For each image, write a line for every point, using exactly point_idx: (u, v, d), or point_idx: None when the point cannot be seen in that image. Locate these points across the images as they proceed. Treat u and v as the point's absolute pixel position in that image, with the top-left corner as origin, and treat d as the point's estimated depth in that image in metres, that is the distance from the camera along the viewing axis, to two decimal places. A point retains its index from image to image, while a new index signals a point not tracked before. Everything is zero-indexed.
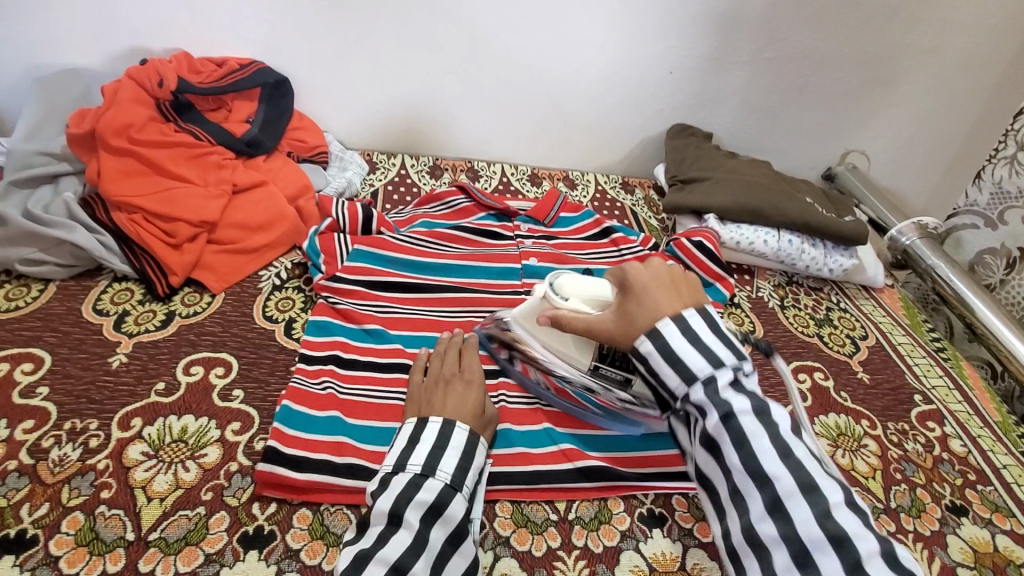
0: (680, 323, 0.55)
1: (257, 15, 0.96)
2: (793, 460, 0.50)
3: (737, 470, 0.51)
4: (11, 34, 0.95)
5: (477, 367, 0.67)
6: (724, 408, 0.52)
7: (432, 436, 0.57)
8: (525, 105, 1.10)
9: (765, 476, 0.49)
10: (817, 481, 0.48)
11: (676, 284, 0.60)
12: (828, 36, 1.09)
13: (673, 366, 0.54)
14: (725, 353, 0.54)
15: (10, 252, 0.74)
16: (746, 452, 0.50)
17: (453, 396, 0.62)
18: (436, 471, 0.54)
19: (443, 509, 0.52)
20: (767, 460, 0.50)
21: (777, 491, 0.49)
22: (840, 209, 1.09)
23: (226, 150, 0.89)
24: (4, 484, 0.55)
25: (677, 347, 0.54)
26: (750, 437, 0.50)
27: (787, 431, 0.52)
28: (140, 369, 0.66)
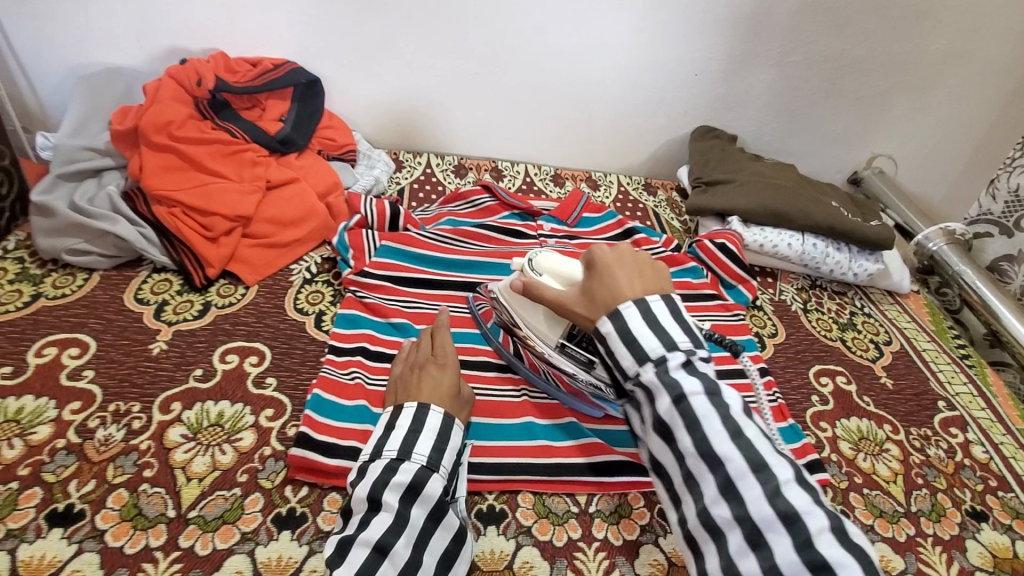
0: (640, 306, 0.55)
1: (291, 17, 0.99)
2: (743, 441, 0.48)
3: (690, 454, 0.49)
4: (59, 33, 0.99)
5: (449, 349, 0.67)
6: (674, 389, 0.50)
7: (407, 421, 0.58)
8: (549, 107, 1.12)
9: (717, 458, 0.48)
10: (768, 461, 0.47)
11: (640, 265, 0.60)
12: (855, 40, 1.08)
13: (628, 347, 0.53)
14: (680, 336, 0.54)
15: (58, 242, 0.78)
16: (698, 435, 0.49)
17: (427, 381, 0.63)
18: (411, 454, 0.55)
19: (421, 489, 0.53)
20: (719, 442, 0.48)
21: (728, 473, 0.47)
22: (866, 213, 1.08)
23: (260, 148, 0.92)
24: (53, 461, 0.58)
25: (634, 328, 0.54)
26: (701, 419, 0.49)
27: (737, 411, 0.50)
28: (179, 356, 0.69)
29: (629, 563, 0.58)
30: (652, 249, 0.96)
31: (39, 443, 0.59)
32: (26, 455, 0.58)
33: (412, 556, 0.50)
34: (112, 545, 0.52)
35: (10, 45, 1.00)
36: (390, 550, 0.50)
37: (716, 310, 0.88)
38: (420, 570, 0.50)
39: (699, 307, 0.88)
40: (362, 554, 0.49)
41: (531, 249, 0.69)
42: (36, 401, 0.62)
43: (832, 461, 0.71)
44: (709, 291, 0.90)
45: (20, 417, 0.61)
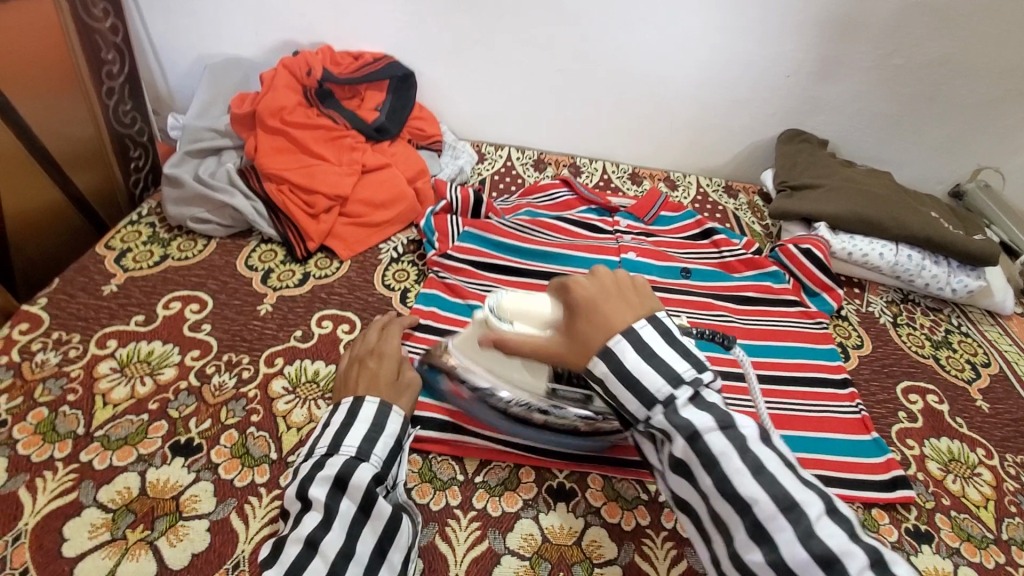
0: (629, 337, 0.51)
1: (391, 14, 1.05)
2: (766, 477, 0.46)
3: (713, 495, 0.47)
4: (190, 27, 1.10)
5: (392, 340, 0.69)
6: (687, 429, 0.48)
7: (341, 416, 0.58)
8: (634, 105, 1.12)
9: (744, 499, 0.45)
10: (795, 496, 0.45)
11: (623, 289, 0.55)
12: (967, 44, 1.02)
13: (630, 389, 0.50)
14: (681, 364, 0.50)
15: (185, 211, 0.87)
16: (719, 476, 0.47)
17: (363, 377, 0.63)
18: (340, 447, 0.55)
19: (348, 479, 0.52)
20: (742, 480, 0.46)
21: (758, 515, 0.45)
22: (969, 227, 1.02)
23: (358, 134, 0.99)
24: (177, 399, 0.65)
25: (631, 366, 0.50)
26: (721, 457, 0.47)
27: (755, 441, 0.48)
28: (282, 318, 0.76)
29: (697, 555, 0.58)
30: (731, 251, 0.94)
31: (165, 383, 0.67)
32: (155, 392, 0.66)
33: (344, 546, 0.49)
34: (224, 476, 0.59)
35: (149, 36, 1.12)
36: (321, 545, 0.49)
37: (797, 317, 0.86)
38: (353, 561, 0.49)
39: (778, 311, 0.86)
40: (294, 551, 0.48)
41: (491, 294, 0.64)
42: (163, 346, 0.71)
43: (918, 480, 0.69)
44: (791, 297, 0.88)
45: (151, 358, 0.69)
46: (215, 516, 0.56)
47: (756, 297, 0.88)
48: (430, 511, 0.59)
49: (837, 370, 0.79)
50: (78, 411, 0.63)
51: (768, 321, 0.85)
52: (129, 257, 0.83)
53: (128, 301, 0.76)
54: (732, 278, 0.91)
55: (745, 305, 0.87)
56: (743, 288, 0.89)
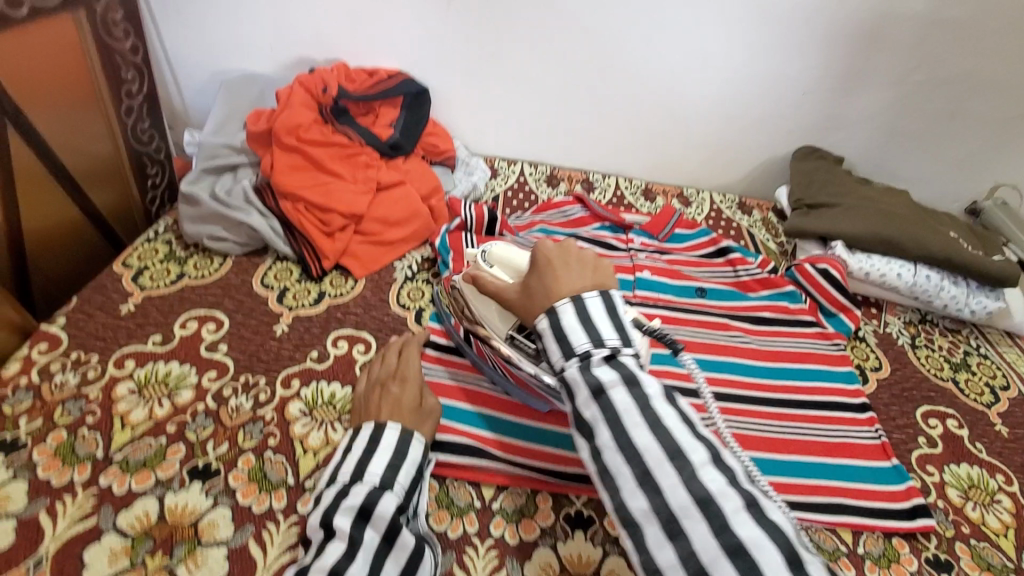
0: (575, 303, 0.50)
1: (407, 32, 1.06)
2: (663, 431, 0.44)
3: (608, 449, 0.45)
4: (208, 43, 1.11)
5: (413, 364, 0.68)
6: (594, 382, 0.46)
7: (363, 443, 0.58)
8: (647, 121, 1.12)
9: (637, 449, 0.44)
10: (685, 448, 0.43)
11: (584, 261, 0.55)
12: (986, 62, 1.01)
13: (558, 342, 0.49)
14: (608, 330, 0.49)
15: (202, 229, 0.88)
16: (618, 428, 0.45)
17: (385, 402, 0.63)
18: (363, 475, 0.55)
19: (372, 509, 0.52)
20: (637, 431, 0.44)
21: (648, 463, 0.43)
22: (988, 247, 1.01)
23: (373, 151, 0.99)
24: (195, 422, 0.65)
25: (566, 321, 0.49)
26: (623, 413, 0.45)
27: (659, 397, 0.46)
28: (298, 338, 0.76)
29: None
30: (747, 270, 0.94)
31: (183, 405, 0.67)
32: (173, 414, 0.66)
33: None
34: (242, 502, 0.59)
35: (166, 51, 1.13)
36: None
37: (814, 338, 0.85)
38: None
39: (795, 332, 0.86)
40: None
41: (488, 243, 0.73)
42: (180, 367, 0.71)
43: (939, 508, 0.68)
44: (808, 318, 0.87)
45: (168, 379, 0.69)
46: (234, 543, 0.56)
47: (772, 317, 0.87)
48: (447, 538, 0.59)
49: (857, 394, 0.78)
50: (97, 434, 0.63)
51: (785, 342, 0.84)
52: (146, 275, 0.83)
53: (145, 320, 0.76)
54: (748, 298, 0.90)
55: (762, 326, 0.86)
56: (759, 308, 0.88)
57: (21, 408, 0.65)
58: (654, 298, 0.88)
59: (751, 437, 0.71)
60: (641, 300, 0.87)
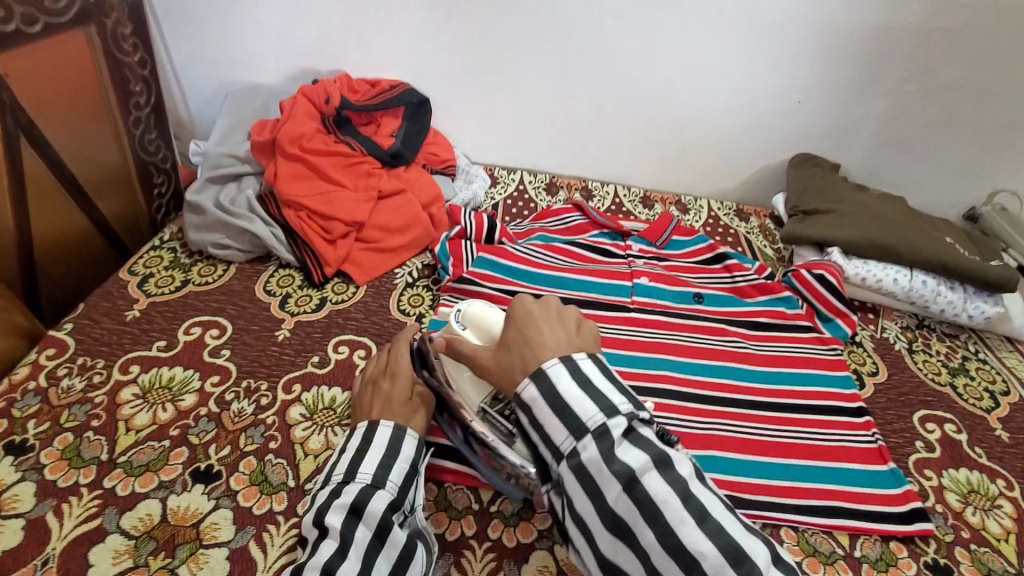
0: (566, 363, 0.51)
1: (409, 44, 1.08)
2: (710, 524, 0.44)
3: (655, 550, 0.44)
4: (214, 56, 1.14)
5: (402, 357, 0.67)
6: (624, 472, 0.46)
7: (355, 443, 0.59)
8: (645, 130, 1.14)
9: (688, 550, 0.43)
10: (739, 543, 0.44)
11: (563, 321, 0.56)
12: (981, 70, 1.02)
13: (559, 416, 0.49)
14: (619, 399, 0.49)
15: (206, 237, 0.89)
16: (662, 527, 0.44)
17: (377, 401, 0.63)
18: (356, 474, 0.55)
19: (364, 506, 0.53)
20: (683, 529, 0.44)
21: (705, 569, 0.43)
22: (985, 252, 1.02)
23: (374, 160, 1.00)
24: (197, 425, 0.66)
25: (566, 393, 0.49)
26: (661, 504, 0.45)
27: (690, 478, 0.47)
28: (299, 344, 0.78)
29: None
30: (744, 276, 0.95)
31: (186, 409, 0.68)
32: (176, 418, 0.67)
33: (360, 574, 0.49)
34: (244, 504, 0.60)
35: (173, 64, 1.16)
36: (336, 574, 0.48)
37: (810, 343, 0.86)
38: None
39: (791, 337, 0.86)
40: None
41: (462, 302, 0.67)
42: (184, 372, 0.72)
43: (937, 512, 0.68)
44: (805, 323, 0.88)
45: (172, 384, 0.71)
46: (235, 544, 0.56)
47: (769, 322, 0.88)
48: (446, 540, 0.59)
49: (853, 398, 0.79)
50: (102, 437, 0.64)
51: (782, 347, 0.85)
52: (151, 282, 0.85)
53: (150, 326, 0.78)
54: (745, 303, 0.91)
55: (759, 331, 0.87)
56: (756, 314, 0.89)
57: (28, 412, 0.66)
58: (651, 303, 0.89)
59: (748, 441, 0.72)
60: (639, 306, 0.88)
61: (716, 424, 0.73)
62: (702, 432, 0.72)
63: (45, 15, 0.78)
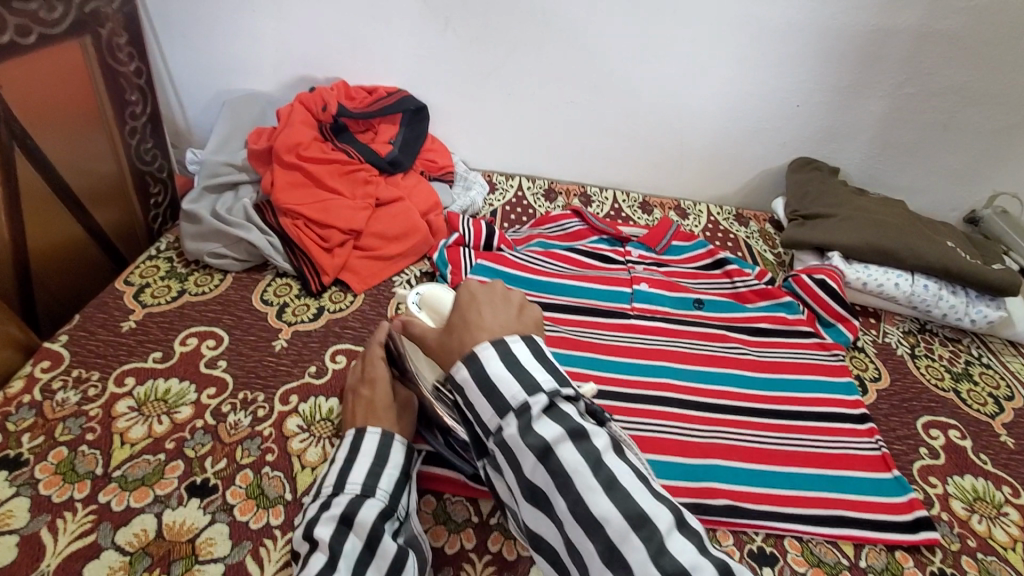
0: (499, 347, 0.49)
1: (406, 51, 1.07)
2: (618, 492, 0.43)
3: (567, 520, 0.43)
4: (211, 64, 1.13)
5: (378, 362, 0.67)
6: (538, 445, 0.44)
7: (344, 452, 0.58)
8: (644, 134, 1.14)
9: (594, 518, 0.42)
10: (646, 510, 0.42)
11: (504, 302, 0.55)
12: (980, 73, 1.02)
13: (487, 397, 0.47)
14: (543, 376, 0.48)
15: (201, 246, 0.88)
16: (572, 497, 0.43)
17: (359, 408, 0.63)
18: (345, 485, 0.55)
19: (353, 516, 0.52)
20: (593, 498, 0.43)
21: (609, 535, 0.42)
22: (987, 255, 1.01)
23: (372, 168, 1.00)
24: (193, 438, 0.66)
25: (493, 372, 0.47)
26: (572, 474, 0.44)
27: (606, 451, 0.45)
28: (296, 354, 0.77)
29: None
30: (744, 282, 0.94)
31: (182, 422, 0.67)
32: (172, 430, 0.66)
33: None
34: (240, 519, 0.59)
35: (170, 73, 1.16)
36: None
37: (812, 349, 0.85)
38: None
39: (793, 343, 0.86)
40: None
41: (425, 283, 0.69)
42: (180, 384, 0.71)
43: (943, 520, 0.68)
44: (805, 328, 0.87)
45: (168, 396, 0.70)
46: (231, 560, 0.56)
47: (770, 328, 0.87)
48: (445, 554, 0.59)
49: (856, 405, 0.78)
50: (97, 451, 0.64)
51: (783, 353, 0.84)
52: (147, 292, 0.84)
53: (145, 337, 0.77)
54: (745, 309, 0.90)
55: (760, 337, 0.86)
56: (757, 320, 0.88)
57: (23, 425, 0.65)
58: (652, 310, 0.88)
59: (750, 450, 0.71)
60: (639, 313, 0.87)
61: (717, 432, 0.72)
62: (704, 441, 0.71)
63: (40, 26, 0.77)
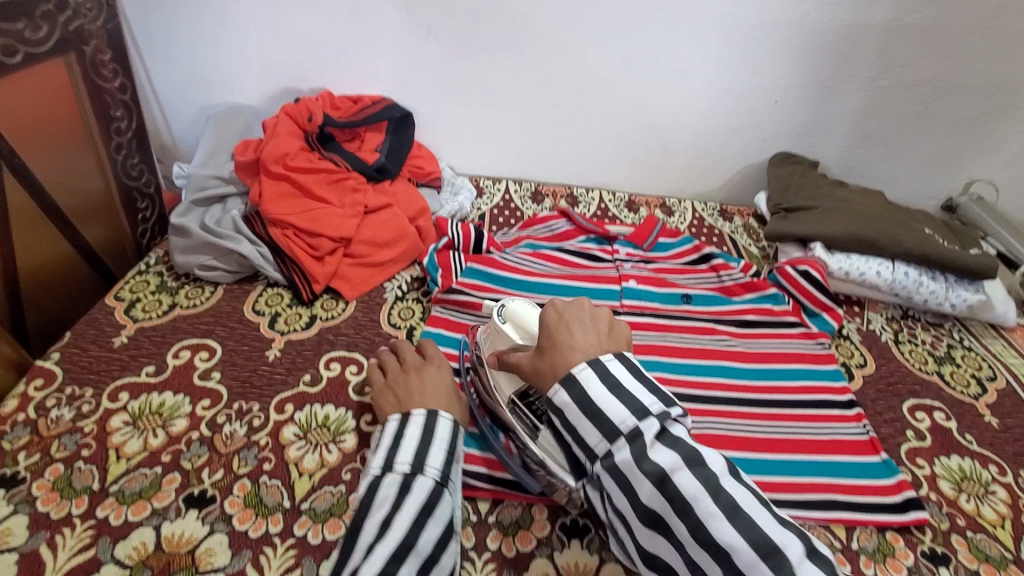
0: (595, 367, 0.53)
1: (390, 59, 1.08)
2: (742, 519, 0.45)
3: (689, 544, 0.46)
4: (195, 78, 1.14)
5: (439, 353, 0.72)
6: (655, 472, 0.47)
7: (418, 432, 0.60)
8: (628, 134, 1.15)
9: (721, 545, 0.44)
10: (773, 537, 0.44)
11: (595, 319, 0.59)
12: (950, 65, 1.05)
13: (592, 420, 0.51)
14: (648, 398, 0.51)
15: (192, 259, 0.89)
16: (693, 521, 0.45)
17: (428, 379, 0.67)
18: (425, 467, 0.57)
19: (434, 508, 0.54)
20: (716, 524, 0.45)
21: (736, 562, 0.44)
22: (965, 241, 1.03)
23: (360, 176, 1.01)
24: (189, 450, 0.66)
25: (598, 398, 0.51)
26: (692, 501, 0.46)
27: (722, 474, 0.48)
28: (290, 362, 0.77)
29: None
30: (730, 275, 0.96)
31: (177, 434, 0.67)
32: (168, 443, 0.67)
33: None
34: (239, 528, 0.59)
35: (154, 88, 1.15)
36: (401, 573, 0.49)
37: (798, 339, 0.87)
38: None
39: (778, 333, 0.87)
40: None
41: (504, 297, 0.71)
42: (174, 397, 0.72)
43: (931, 500, 0.69)
44: (791, 319, 0.89)
45: (162, 410, 0.70)
46: (231, 569, 0.56)
47: (758, 320, 0.89)
48: None
49: (843, 391, 0.80)
50: (93, 466, 0.64)
51: (769, 343, 0.86)
52: (138, 307, 0.84)
53: (139, 351, 0.77)
54: (733, 302, 0.92)
55: (748, 329, 0.88)
56: (744, 312, 0.90)
57: (18, 444, 0.65)
58: (641, 306, 0.89)
59: (740, 439, 0.72)
60: (628, 310, 0.88)
61: (708, 423, 0.74)
62: (696, 431, 0.72)
63: (25, 46, 0.78)
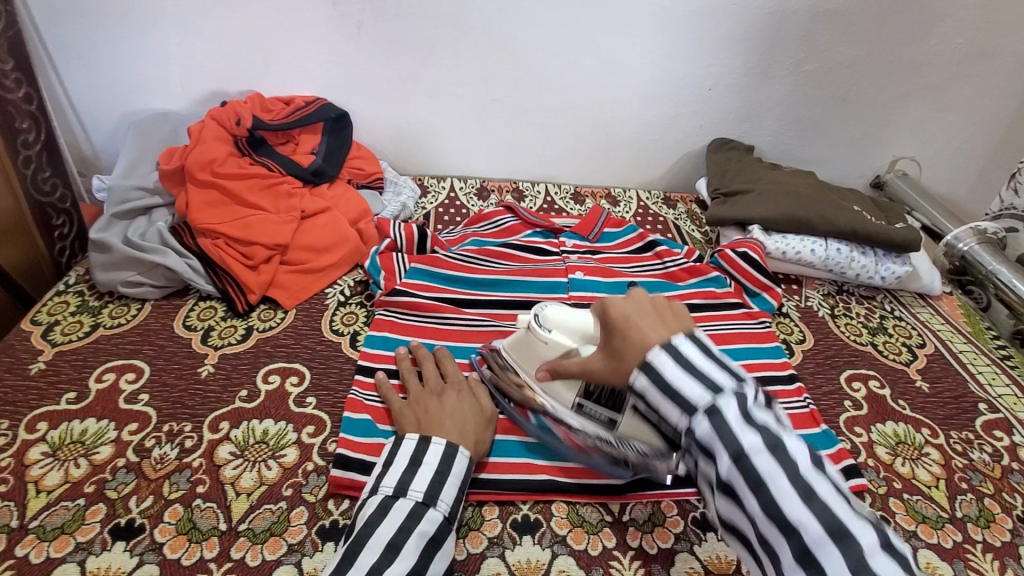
0: (670, 350, 0.50)
1: (321, 59, 1.05)
2: (818, 503, 0.43)
3: (760, 519, 0.45)
4: (112, 86, 1.07)
5: (461, 373, 0.71)
6: (734, 447, 0.45)
7: (435, 462, 0.58)
8: (571, 128, 1.15)
9: (792, 524, 0.43)
10: (849, 526, 0.42)
11: (660, 310, 0.55)
12: (869, 48, 1.09)
13: (670, 398, 0.49)
14: (722, 375, 0.49)
15: (114, 275, 0.84)
16: (765, 498, 0.44)
17: (447, 404, 0.66)
18: (436, 500, 0.55)
19: (441, 541, 0.54)
20: (790, 505, 0.43)
21: (806, 540, 0.43)
22: (891, 216, 1.08)
23: (295, 180, 0.97)
24: (115, 478, 0.62)
25: (671, 376, 0.49)
26: (768, 480, 0.44)
27: (806, 466, 0.45)
28: (225, 378, 0.74)
29: (664, 570, 0.59)
30: (674, 261, 0.97)
31: (101, 462, 0.63)
32: (91, 473, 0.62)
33: None
34: (170, 557, 0.56)
35: (68, 98, 1.08)
36: None
37: (741, 319, 0.88)
38: None
39: (722, 315, 0.89)
40: None
41: (535, 305, 0.71)
42: (98, 423, 0.67)
43: (869, 467, 0.72)
44: (733, 300, 0.90)
45: (84, 438, 0.65)
46: None
47: (702, 303, 0.90)
48: None
49: (784, 366, 0.82)
50: (10, 503, 0.59)
51: (713, 326, 0.87)
52: (56, 330, 0.78)
53: (58, 378, 0.72)
54: (678, 287, 0.93)
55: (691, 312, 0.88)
56: (689, 295, 0.91)
57: None
58: (588, 297, 0.89)
59: None
60: (576, 302, 0.88)
61: None
62: None
63: None
